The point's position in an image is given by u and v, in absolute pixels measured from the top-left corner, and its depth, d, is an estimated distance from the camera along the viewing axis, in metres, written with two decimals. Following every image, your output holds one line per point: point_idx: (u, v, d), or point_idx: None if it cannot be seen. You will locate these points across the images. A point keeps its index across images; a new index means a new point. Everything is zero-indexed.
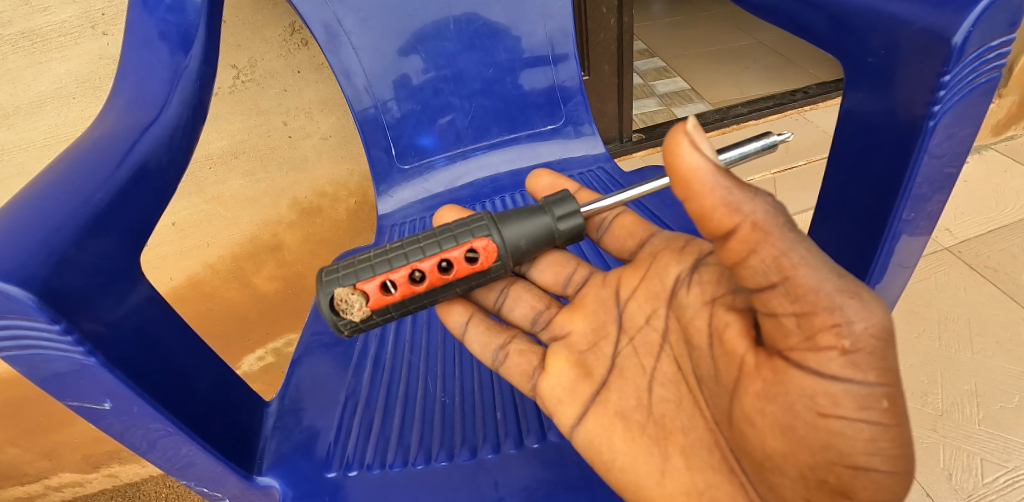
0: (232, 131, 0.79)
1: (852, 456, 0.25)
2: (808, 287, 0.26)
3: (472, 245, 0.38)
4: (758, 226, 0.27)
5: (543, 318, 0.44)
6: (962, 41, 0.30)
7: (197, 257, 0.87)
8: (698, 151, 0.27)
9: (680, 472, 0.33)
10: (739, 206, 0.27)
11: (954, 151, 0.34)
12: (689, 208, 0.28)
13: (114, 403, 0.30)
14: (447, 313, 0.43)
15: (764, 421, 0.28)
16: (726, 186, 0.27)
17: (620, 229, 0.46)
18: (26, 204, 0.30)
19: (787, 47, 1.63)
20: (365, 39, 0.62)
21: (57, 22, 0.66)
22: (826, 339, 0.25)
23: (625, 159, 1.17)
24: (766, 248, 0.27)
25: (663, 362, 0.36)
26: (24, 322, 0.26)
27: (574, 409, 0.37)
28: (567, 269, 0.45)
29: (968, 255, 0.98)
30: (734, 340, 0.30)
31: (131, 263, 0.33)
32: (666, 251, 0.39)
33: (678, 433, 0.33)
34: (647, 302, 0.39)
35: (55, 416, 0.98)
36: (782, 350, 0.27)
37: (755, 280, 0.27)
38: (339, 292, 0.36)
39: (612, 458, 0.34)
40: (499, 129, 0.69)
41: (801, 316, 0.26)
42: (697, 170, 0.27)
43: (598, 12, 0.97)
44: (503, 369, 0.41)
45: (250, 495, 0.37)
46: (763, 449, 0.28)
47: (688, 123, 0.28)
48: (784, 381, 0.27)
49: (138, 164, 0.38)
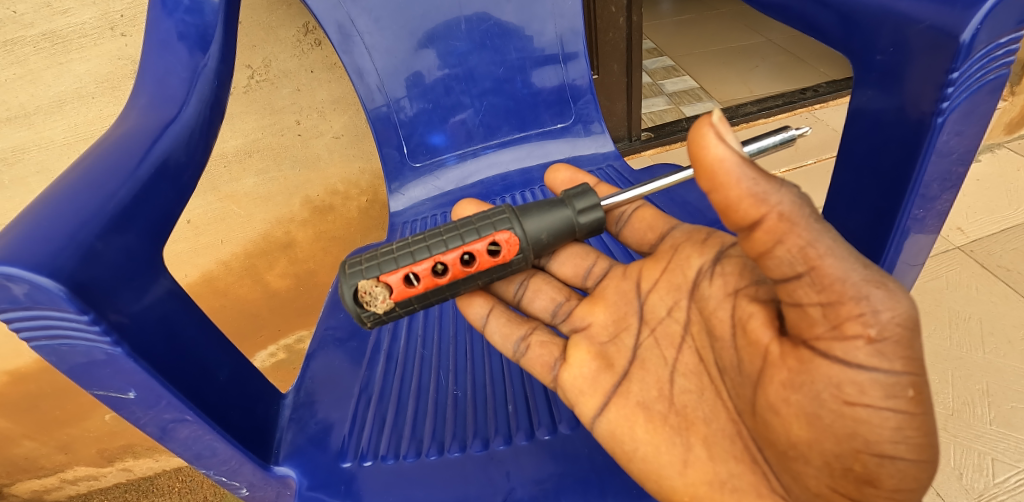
0: (247, 130, 0.81)
1: (878, 445, 0.26)
2: (834, 277, 0.26)
3: (494, 238, 0.39)
4: (784, 217, 0.27)
5: (563, 310, 0.45)
6: (970, 38, 0.30)
7: (212, 254, 0.89)
8: (723, 143, 0.28)
9: (702, 461, 0.33)
10: (766, 197, 0.28)
11: (963, 150, 0.34)
12: (713, 200, 0.29)
13: (138, 393, 0.31)
14: (468, 305, 0.43)
15: (789, 410, 0.28)
16: (752, 177, 0.28)
17: (640, 222, 0.47)
18: (55, 199, 0.32)
19: (796, 45, 1.63)
20: (377, 39, 0.63)
21: (78, 24, 0.68)
22: (852, 328, 0.26)
23: (634, 158, 1.17)
24: (793, 238, 0.27)
25: (685, 354, 0.37)
26: (54, 312, 0.27)
27: (596, 399, 0.38)
28: (587, 261, 0.46)
29: (980, 255, 0.97)
30: (758, 330, 0.30)
31: (154, 257, 0.34)
32: (688, 243, 0.40)
33: (699, 423, 0.34)
34: (669, 295, 0.39)
35: (73, 410, 1.00)
36: (807, 339, 0.28)
37: (780, 271, 0.28)
38: (362, 284, 0.37)
39: (634, 448, 0.35)
40: (509, 129, 0.70)
41: (827, 305, 0.27)
42: (723, 161, 0.28)
43: (607, 11, 0.97)
44: (525, 360, 0.42)
45: (268, 485, 0.38)
46: (788, 438, 0.28)
47: (714, 116, 0.29)
48: (809, 370, 0.27)
49: (159, 161, 0.39)
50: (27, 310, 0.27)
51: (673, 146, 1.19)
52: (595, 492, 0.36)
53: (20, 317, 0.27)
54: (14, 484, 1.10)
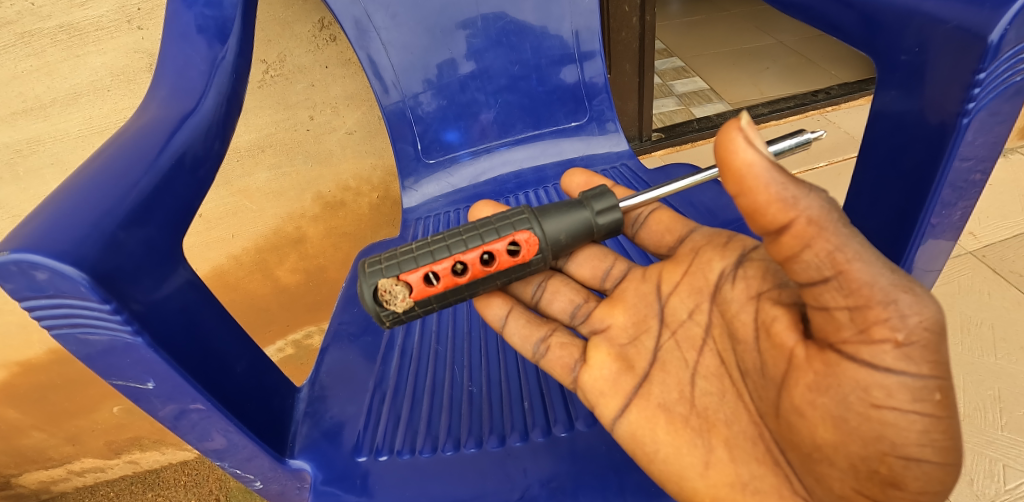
0: (261, 124, 0.81)
1: (905, 448, 0.25)
2: (863, 281, 0.26)
3: (513, 238, 0.39)
4: (813, 222, 0.27)
5: (581, 312, 0.44)
6: (998, 38, 0.30)
7: (223, 248, 0.89)
8: (753, 146, 0.28)
9: (724, 463, 0.33)
10: (795, 202, 0.27)
11: (984, 154, 0.34)
12: (741, 204, 0.29)
13: (157, 384, 0.31)
14: (486, 307, 0.43)
15: (815, 412, 0.28)
16: (782, 181, 0.27)
17: (657, 224, 0.47)
18: (76, 190, 0.32)
19: (808, 46, 1.62)
20: (394, 35, 0.63)
21: (95, 16, 0.68)
22: (880, 332, 0.26)
23: (646, 157, 1.16)
24: (822, 243, 0.27)
25: (705, 356, 0.36)
26: (78, 301, 0.27)
27: (616, 401, 0.37)
28: (605, 263, 0.46)
29: (992, 260, 0.97)
30: (783, 333, 0.30)
31: (174, 248, 0.34)
32: (709, 246, 0.39)
33: (721, 426, 0.34)
34: (690, 297, 0.39)
35: (82, 402, 1.01)
36: (834, 343, 0.27)
37: (807, 275, 0.27)
38: (382, 283, 0.37)
39: (655, 449, 0.35)
40: (524, 126, 0.70)
41: (854, 309, 0.26)
42: (753, 165, 0.28)
43: (621, 10, 0.97)
44: (545, 362, 0.42)
45: (282, 477, 0.38)
46: (813, 441, 0.28)
47: (742, 121, 0.29)
48: (836, 373, 0.27)
49: (177, 154, 0.39)
50: (50, 299, 0.27)
51: (684, 147, 1.19)
52: (612, 489, 0.36)
53: (43, 305, 0.28)
54: (21, 475, 1.10)
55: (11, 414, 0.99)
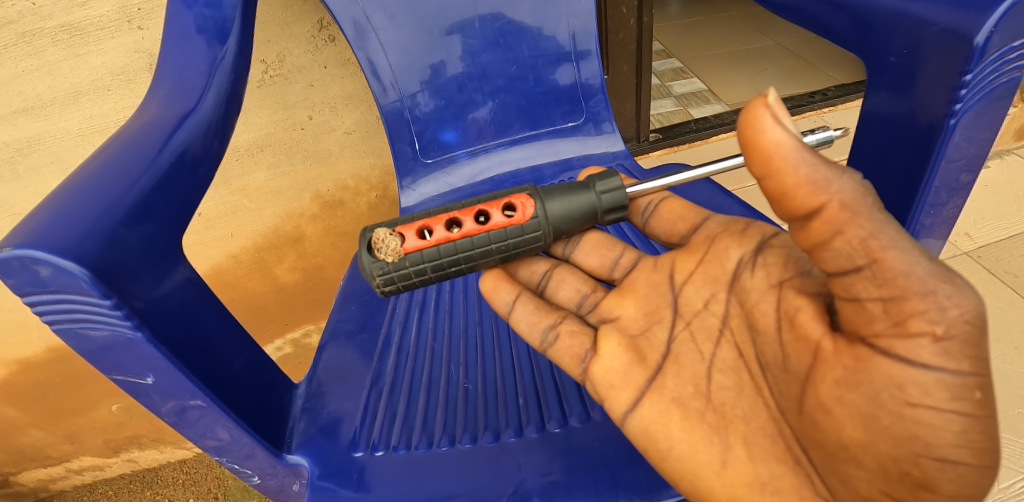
0: (260, 124, 0.81)
1: (940, 449, 0.25)
2: (897, 271, 0.26)
3: (510, 202, 0.40)
4: (845, 206, 0.27)
5: (589, 301, 0.45)
6: (984, 40, 0.30)
7: (222, 247, 0.90)
8: (780, 126, 0.27)
9: (741, 462, 0.33)
10: (827, 184, 0.27)
11: (972, 155, 0.35)
12: (768, 186, 0.28)
13: (156, 379, 0.32)
14: (495, 292, 0.43)
15: (843, 409, 0.28)
16: (811, 163, 0.27)
17: (669, 213, 0.47)
18: (77, 188, 0.32)
19: (805, 48, 1.63)
20: (392, 35, 0.63)
21: (96, 16, 0.69)
22: (917, 325, 0.25)
23: (642, 158, 1.17)
24: (854, 229, 0.27)
25: (722, 349, 0.37)
26: (79, 297, 0.28)
27: (628, 394, 0.37)
28: (613, 253, 0.47)
29: (987, 260, 0.97)
30: (808, 324, 0.30)
31: (173, 245, 0.34)
32: (726, 234, 0.40)
33: (738, 422, 0.34)
34: (704, 287, 0.39)
35: (81, 400, 1.01)
36: (866, 336, 0.27)
37: (838, 263, 0.27)
38: (376, 233, 0.38)
39: (668, 446, 0.35)
40: (521, 126, 0.70)
41: (888, 300, 0.26)
42: (781, 145, 0.27)
43: (618, 11, 0.98)
44: (553, 350, 0.41)
45: (279, 473, 0.38)
46: (839, 439, 0.28)
47: (770, 97, 0.28)
48: (866, 368, 0.27)
49: (177, 152, 0.39)
50: (51, 294, 0.28)
51: (681, 147, 1.19)
52: (605, 484, 0.36)
53: (44, 300, 0.28)
54: (19, 473, 1.10)
55: (10, 412, 0.99)
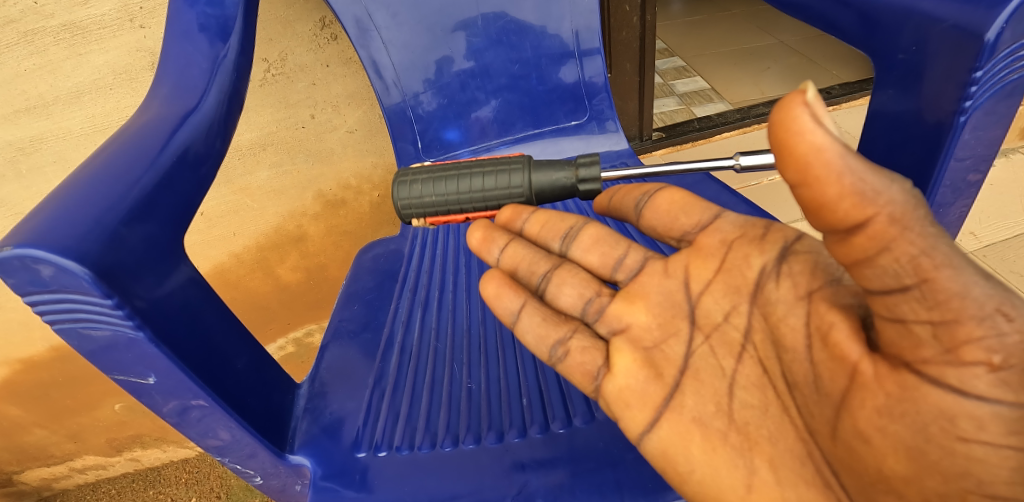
0: (262, 123, 0.81)
1: (991, 484, 0.24)
2: (951, 294, 0.23)
3: None
4: (894, 220, 0.24)
5: (594, 308, 0.42)
6: (995, 37, 0.29)
7: (224, 246, 0.90)
8: (821, 127, 0.23)
9: (769, 484, 0.32)
10: (874, 195, 0.24)
11: (980, 154, 0.34)
12: (802, 195, 0.25)
13: (158, 379, 0.32)
14: (497, 302, 0.42)
15: (885, 440, 0.26)
16: (856, 170, 0.23)
17: (668, 204, 0.44)
18: (79, 187, 0.32)
19: (809, 46, 1.62)
20: (395, 33, 0.63)
21: (98, 15, 0.69)
22: (970, 354, 0.23)
23: (647, 157, 1.16)
24: (903, 245, 0.24)
25: (745, 364, 0.35)
26: (80, 296, 0.28)
27: (646, 414, 0.36)
28: (616, 251, 0.44)
29: (993, 260, 0.97)
30: (844, 345, 0.28)
31: (176, 245, 0.34)
32: (742, 240, 0.37)
33: (764, 443, 0.33)
34: (725, 297, 0.37)
35: (84, 399, 1.02)
36: (911, 364, 0.25)
37: (883, 283, 0.24)
38: None
39: (690, 469, 0.34)
40: (524, 125, 0.70)
41: (938, 326, 0.24)
42: (822, 149, 0.23)
43: (621, 9, 0.97)
44: (563, 366, 0.40)
45: (282, 473, 0.38)
46: (880, 470, 0.27)
47: (806, 92, 0.24)
48: (913, 399, 0.25)
49: (179, 150, 0.39)
50: (53, 294, 0.28)
51: (684, 146, 1.19)
52: (610, 488, 0.36)
53: (45, 300, 0.28)
54: (22, 472, 1.10)
55: (13, 411, 0.99)
